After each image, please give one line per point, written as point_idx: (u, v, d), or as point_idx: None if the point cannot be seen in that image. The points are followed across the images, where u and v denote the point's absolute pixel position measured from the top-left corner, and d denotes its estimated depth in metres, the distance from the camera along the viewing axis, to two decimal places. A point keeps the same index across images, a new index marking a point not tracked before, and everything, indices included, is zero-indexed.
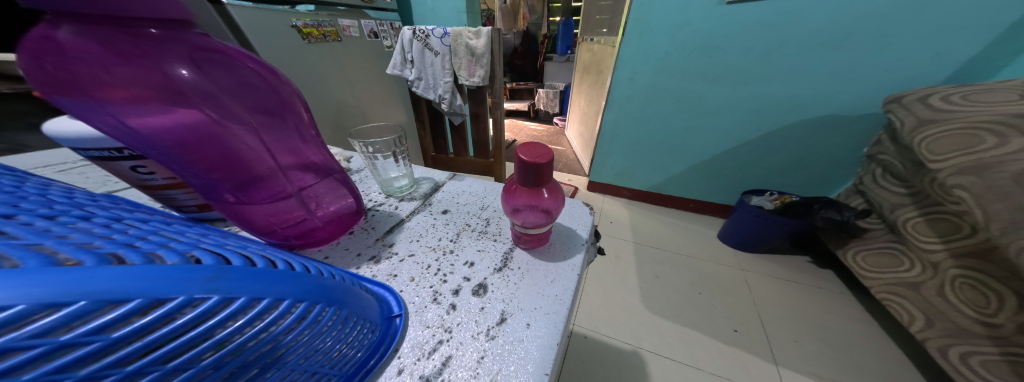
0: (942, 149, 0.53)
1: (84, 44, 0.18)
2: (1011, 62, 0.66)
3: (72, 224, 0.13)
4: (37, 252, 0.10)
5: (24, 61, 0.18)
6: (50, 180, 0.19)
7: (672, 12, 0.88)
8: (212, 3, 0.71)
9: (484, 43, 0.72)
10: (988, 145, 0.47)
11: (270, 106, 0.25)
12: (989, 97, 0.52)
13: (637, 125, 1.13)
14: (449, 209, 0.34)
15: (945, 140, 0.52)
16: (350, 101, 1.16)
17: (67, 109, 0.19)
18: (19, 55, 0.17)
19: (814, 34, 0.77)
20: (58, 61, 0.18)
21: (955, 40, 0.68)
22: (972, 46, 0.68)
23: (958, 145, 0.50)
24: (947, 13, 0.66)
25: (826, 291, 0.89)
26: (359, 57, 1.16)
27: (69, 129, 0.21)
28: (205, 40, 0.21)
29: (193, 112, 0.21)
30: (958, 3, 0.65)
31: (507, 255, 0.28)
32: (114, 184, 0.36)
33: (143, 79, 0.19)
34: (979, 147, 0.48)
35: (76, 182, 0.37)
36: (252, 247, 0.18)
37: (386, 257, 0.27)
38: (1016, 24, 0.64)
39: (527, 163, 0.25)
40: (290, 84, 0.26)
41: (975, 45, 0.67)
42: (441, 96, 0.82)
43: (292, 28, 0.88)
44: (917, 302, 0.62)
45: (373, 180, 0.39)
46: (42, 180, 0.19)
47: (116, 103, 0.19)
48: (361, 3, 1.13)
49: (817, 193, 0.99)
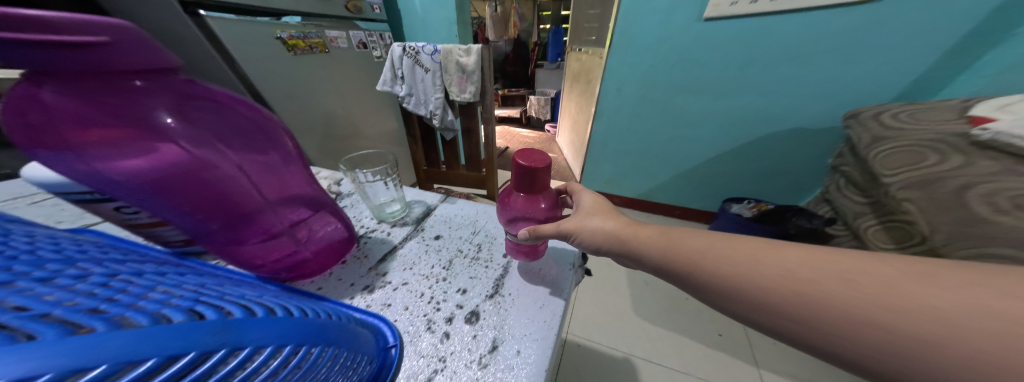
0: (893, 164, 0.57)
1: (67, 102, 0.18)
2: (953, 82, 0.72)
3: (70, 286, 0.13)
4: (52, 322, 0.10)
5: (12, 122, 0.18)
6: (23, 229, 0.18)
7: (655, 26, 0.93)
8: (190, 15, 0.71)
9: (475, 61, 0.73)
10: (932, 161, 0.52)
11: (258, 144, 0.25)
12: (931, 115, 0.58)
13: (623, 135, 1.17)
14: (441, 235, 0.35)
15: (896, 155, 0.57)
16: (339, 112, 1.16)
17: (47, 164, 0.19)
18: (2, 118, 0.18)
19: (782, 51, 0.83)
20: (41, 119, 0.18)
21: (904, 59, 0.74)
22: (919, 65, 0.73)
23: (907, 160, 0.55)
24: (898, 35, 0.72)
25: None
26: (348, 68, 1.16)
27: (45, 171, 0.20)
28: (192, 88, 0.22)
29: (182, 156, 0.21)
30: (907, 27, 0.71)
31: (498, 281, 0.29)
32: (89, 216, 0.37)
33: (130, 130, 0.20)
34: (924, 163, 0.52)
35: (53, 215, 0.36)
36: (249, 294, 0.18)
37: (380, 286, 0.28)
38: (956, 46, 0.69)
39: (524, 168, 0.27)
40: (276, 124, 0.27)
41: (922, 65, 0.73)
42: (432, 112, 0.83)
43: (276, 40, 0.88)
44: None
45: (363, 204, 0.40)
46: (17, 229, 0.18)
47: (98, 155, 0.19)
48: (349, 14, 1.13)
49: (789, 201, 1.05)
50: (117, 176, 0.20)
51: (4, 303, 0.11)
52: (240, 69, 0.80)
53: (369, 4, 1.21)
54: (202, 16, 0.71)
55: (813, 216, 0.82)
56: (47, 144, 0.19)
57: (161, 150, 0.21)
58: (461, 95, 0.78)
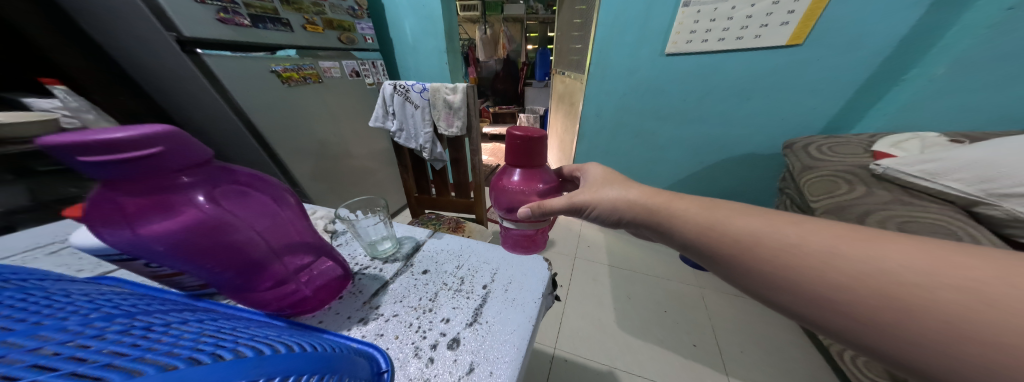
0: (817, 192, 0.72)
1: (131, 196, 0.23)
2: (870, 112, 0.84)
3: (144, 338, 0.18)
4: (149, 363, 0.15)
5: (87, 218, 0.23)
6: (71, 293, 0.23)
7: (625, 59, 1.03)
8: (188, 53, 0.78)
9: (461, 98, 0.80)
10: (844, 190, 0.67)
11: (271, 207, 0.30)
12: (846, 149, 0.76)
13: (604, 156, 1.25)
14: (428, 270, 0.39)
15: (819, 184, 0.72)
16: (333, 140, 1.21)
17: (113, 244, 0.24)
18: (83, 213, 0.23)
19: (734, 83, 0.93)
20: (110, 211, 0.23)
21: (834, 91, 0.85)
22: (842, 96, 0.85)
23: (827, 188, 0.70)
24: (826, 71, 0.83)
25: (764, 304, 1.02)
26: (343, 96, 1.22)
27: (87, 240, 0.25)
28: (220, 173, 0.27)
29: None
30: (832, 65, 0.82)
31: (477, 310, 0.33)
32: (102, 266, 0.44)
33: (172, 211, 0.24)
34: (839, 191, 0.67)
35: (76, 264, 0.44)
36: (269, 337, 0.23)
37: (374, 318, 0.32)
38: (868, 82, 0.81)
39: (522, 135, 0.45)
40: (281, 187, 0.32)
41: (844, 96, 0.85)
42: (422, 146, 0.88)
43: (272, 73, 0.94)
44: None
45: (357, 242, 0.45)
46: (68, 294, 0.22)
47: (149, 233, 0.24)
48: (342, 46, 1.20)
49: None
50: (160, 247, 0.24)
51: (111, 353, 0.16)
52: (234, 101, 0.86)
53: (362, 35, 1.29)
54: (200, 54, 0.78)
55: None
56: (114, 228, 0.24)
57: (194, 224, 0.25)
58: (449, 129, 0.84)
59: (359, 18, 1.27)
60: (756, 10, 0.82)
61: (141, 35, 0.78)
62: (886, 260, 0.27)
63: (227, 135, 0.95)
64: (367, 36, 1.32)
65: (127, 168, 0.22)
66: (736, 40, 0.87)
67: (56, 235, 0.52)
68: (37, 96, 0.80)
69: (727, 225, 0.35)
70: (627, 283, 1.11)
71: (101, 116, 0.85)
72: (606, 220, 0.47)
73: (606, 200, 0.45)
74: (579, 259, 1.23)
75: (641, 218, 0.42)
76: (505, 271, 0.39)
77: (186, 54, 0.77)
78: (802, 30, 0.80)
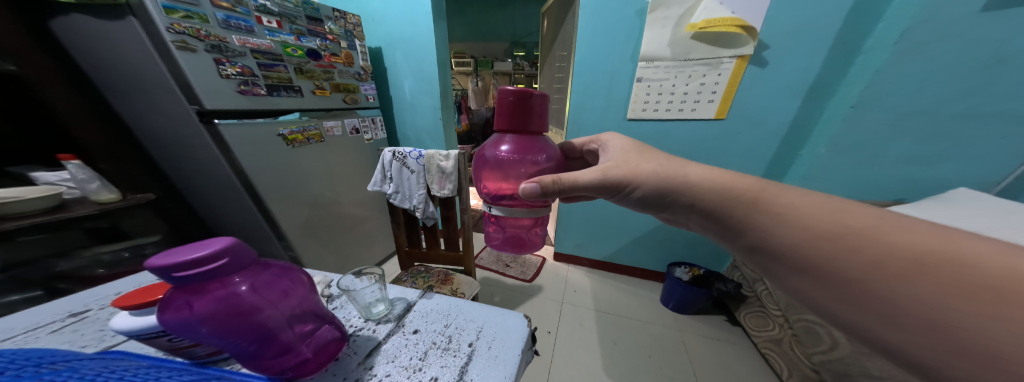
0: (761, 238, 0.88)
1: (193, 290, 0.31)
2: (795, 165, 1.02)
3: None
4: None
5: (158, 306, 0.30)
6: (122, 371, 0.28)
7: (595, 121, 1.19)
8: (206, 124, 0.88)
9: (452, 164, 0.91)
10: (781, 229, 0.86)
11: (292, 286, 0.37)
12: None
13: (583, 206, 1.36)
14: (418, 329, 0.46)
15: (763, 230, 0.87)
16: (329, 194, 1.28)
17: (171, 328, 0.31)
18: (160, 304, 0.30)
19: (687, 142, 1.09)
20: (178, 302, 0.30)
21: (764, 150, 1.02)
22: (769, 152, 1.02)
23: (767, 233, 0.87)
24: (755, 134, 1.01)
25: (738, 346, 1.06)
26: (342, 152, 1.32)
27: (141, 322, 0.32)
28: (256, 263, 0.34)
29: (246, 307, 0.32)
30: (758, 130, 1.00)
31: (463, 368, 0.39)
32: (110, 339, 0.49)
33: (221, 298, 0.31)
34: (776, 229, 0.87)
35: (81, 340, 0.49)
36: None
37: (368, 378, 0.37)
38: (784, 141, 1.00)
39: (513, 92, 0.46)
40: (297, 267, 0.39)
41: (770, 153, 1.02)
42: (416, 205, 0.97)
43: (279, 136, 1.05)
44: (782, 356, 0.93)
45: (352, 305, 0.51)
46: (120, 372, 0.28)
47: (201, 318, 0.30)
48: (345, 105, 1.32)
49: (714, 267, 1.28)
50: (206, 328, 0.31)
51: None
52: (239, 164, 0.95)
53: (365, 95, 1.42)
54: (216, 125, 0.88)
55: (727, 281, 1.13)
56: (174, 317, 0.30)
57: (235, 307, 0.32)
58: (441, 190, 0.94)
59: (364, 80, 1.41)
60: (689, 89, 1.01)
61: (165, 109, 0.89)
62: (958, 290, 0.28)
63: (232, 193, 1.02)
64: (370, 96, 1.45)
65: (197, 273, 0.29)
66: (678, 111, 1.05)
67: (56, 313, 0.56)
68: (45, 169, 0.88)
69: (865, 239, 0.33)
70: (613, 328, 1.13)
71: (104, 185, 0.91)
72: (647, 199, 0.51)
73: (654, 177, 0.49)
74: (566, 304, 1.26)
75: (705, 198, 0.46)
76: (490, 329, 0.45)
77: (205, 126, 0.87)
78: (723, 108, 1.00)
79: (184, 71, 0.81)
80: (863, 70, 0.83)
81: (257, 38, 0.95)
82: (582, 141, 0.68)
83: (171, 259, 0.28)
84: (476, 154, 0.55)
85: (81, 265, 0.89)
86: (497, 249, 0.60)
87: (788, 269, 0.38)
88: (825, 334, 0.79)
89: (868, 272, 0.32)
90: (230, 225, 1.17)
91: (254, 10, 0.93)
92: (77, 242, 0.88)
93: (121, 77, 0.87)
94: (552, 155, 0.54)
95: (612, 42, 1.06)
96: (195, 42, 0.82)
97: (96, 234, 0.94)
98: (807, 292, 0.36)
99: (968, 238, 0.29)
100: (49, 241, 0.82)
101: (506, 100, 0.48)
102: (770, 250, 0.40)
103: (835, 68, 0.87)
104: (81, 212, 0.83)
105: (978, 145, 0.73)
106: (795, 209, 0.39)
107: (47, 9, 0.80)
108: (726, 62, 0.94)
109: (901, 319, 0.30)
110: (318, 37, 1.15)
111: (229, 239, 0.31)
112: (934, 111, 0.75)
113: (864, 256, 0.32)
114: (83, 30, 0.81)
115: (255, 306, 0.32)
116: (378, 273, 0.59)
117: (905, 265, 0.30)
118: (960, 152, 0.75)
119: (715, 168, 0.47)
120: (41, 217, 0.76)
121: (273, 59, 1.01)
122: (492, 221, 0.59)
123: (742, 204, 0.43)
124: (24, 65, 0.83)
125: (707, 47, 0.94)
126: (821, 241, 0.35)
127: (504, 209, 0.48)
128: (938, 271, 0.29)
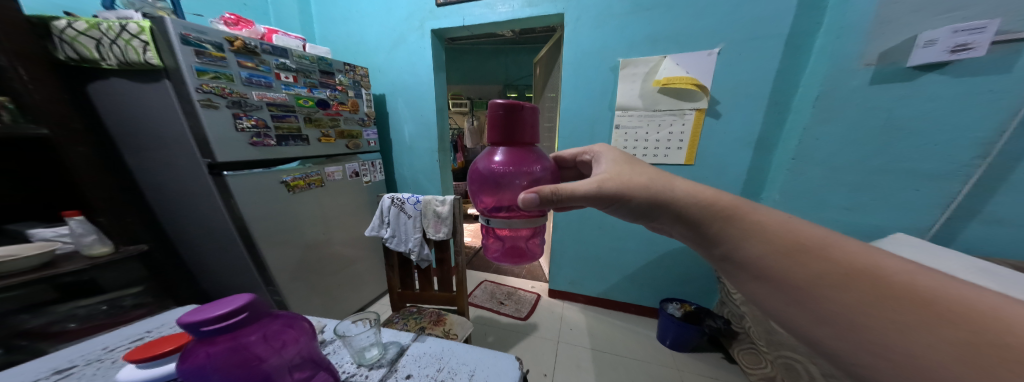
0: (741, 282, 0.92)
1: (211, 341, 0.35)
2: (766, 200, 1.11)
3: None
4: None
5: (180, 359, 0.34)
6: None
7: None
8: (217, 177, 0.95)
9: (447, 210, 0.99)
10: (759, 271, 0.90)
11: (293, 333, 0.40)
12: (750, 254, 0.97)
13: (575, 242, 1.41)
14: (411, 374, 0.48)
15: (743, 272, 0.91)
16: (325, 237, 1.32)
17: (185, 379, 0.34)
18: (184, 353, 0.34)
19: None
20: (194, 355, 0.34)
21: (733, 186, 1.12)
22: (737, 190, 1.12)
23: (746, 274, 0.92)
24: (721, 176, 1.13)
25: None
26: (342, 194, 1.37)
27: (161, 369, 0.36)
28: (268, 314, 0.39)
29: (254, 354, 0.36)
30: (724, 172, 1.12)
31: None
32: None
33: (233, 347, 0.35)
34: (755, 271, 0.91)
35: None
36: None
37: None
38: (748, 180, 1.11)
39: (502, 106, 0.49)
40: (302, 317, 0.43)
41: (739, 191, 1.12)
42: (411, 248, 1.01)
43: (281, 184, 1.10)
44: None
45: (344, 351, 0.54)
46: None
47: (213, 367, 0.34)
48: (347, 150, 1.39)
49: (704, 302, 1.31)
50: (217, 377, 0.34)
51: None
52: (239, 211, 0.99)
53: (366, 140, 1.49)
54: (225, 177, 0.95)
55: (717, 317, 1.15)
56: (188, 371, 0.33)
57: (242, 355, 0.35)
58: (436, 233, 1.00)
59: (366, 126, 1.49)
60: (659, 137, 1.14)
61: (177, 160, 0.96)
62: (863, 299, 0.33)
63: (229, 239, 1.05)
64: (371, 140, 1.52)
65: (221, 324, 0.35)
66: (653, 156, 1.16)
67: (39, 371, 0.54)
68: (42, 226, 0.92)
69: (812, 255, 0.38)
70: (609, 368, 1.11)
71: (99, 238, 0.94)
72: (639, 210, 0.52)
73: (646, 190, 0.50)
74: (562, 344, 1.24)
75: (689, 210, 0.48)
76: (481, 372, 0.47)
77: (215, 178, 0.94)
78: (691, 154, 1.13)
79: (204, 126, 0.90)
80: (797, 126, 0.99)
81: (274, 92, 1.06)
82: (575, 152, 0.70)
83: (199, 315, 0.34)
84: (471, 166, 0.57)
85: (52, 321, 0.84)
86: (496, 261, 0.63)
87: (749, 276, 0.42)
88: (803, 370, 0.80)
89: (812, 281, 0.37)
90: (217, 274, 1.16)
91: (274, 68, 1.06)
92: (50, 298, 0.84)
93: (141, 132, 0.94)
94: (547, 165, 0.57)
95: (591, 92, 1.19)
96: (219, 99, 0.92)
97: (71, 290, 0.88)
98: (763, 296, 0.41)
99: (878, 255, 0.35)
100: (23, 298, 0.79)
101: (496, 112, 0.51)
102: (736, 260, 0.44)
103: (774, 123, 1.03)
104: (73, 266, 0.86)
105: (897, 195, 0.82)
106: (750, 233, 0.43)
107: (91, 75, 0.89)
108: (688, 113, 1.08)
109: (834, 323, 0.35)
110: (328, 88, 1.26)
111: (250, 294, 0.37)
112: (857, 165, 0.86)
113: (808, 268, 0.37)
114: (115, 92, 0.90)
115: (260, 355, 0.36)
116: (373, 318, 0.63)
117: (834, 276, 0.35)
118: (884, 200, 0.84)
119: (701, 184, 0.50)
120: (32, 274, 0.79)
121: (286, 111, 1.10)
122: (491, 233, 0.63)
123: (710, 220, 0.46)
124: (55, 129, 0.88)
125: (671, 100, 1.08)
126: (780, 255, 0.40)
127: (501, 221, 0.52)
128: (865, 283, 0.34)
